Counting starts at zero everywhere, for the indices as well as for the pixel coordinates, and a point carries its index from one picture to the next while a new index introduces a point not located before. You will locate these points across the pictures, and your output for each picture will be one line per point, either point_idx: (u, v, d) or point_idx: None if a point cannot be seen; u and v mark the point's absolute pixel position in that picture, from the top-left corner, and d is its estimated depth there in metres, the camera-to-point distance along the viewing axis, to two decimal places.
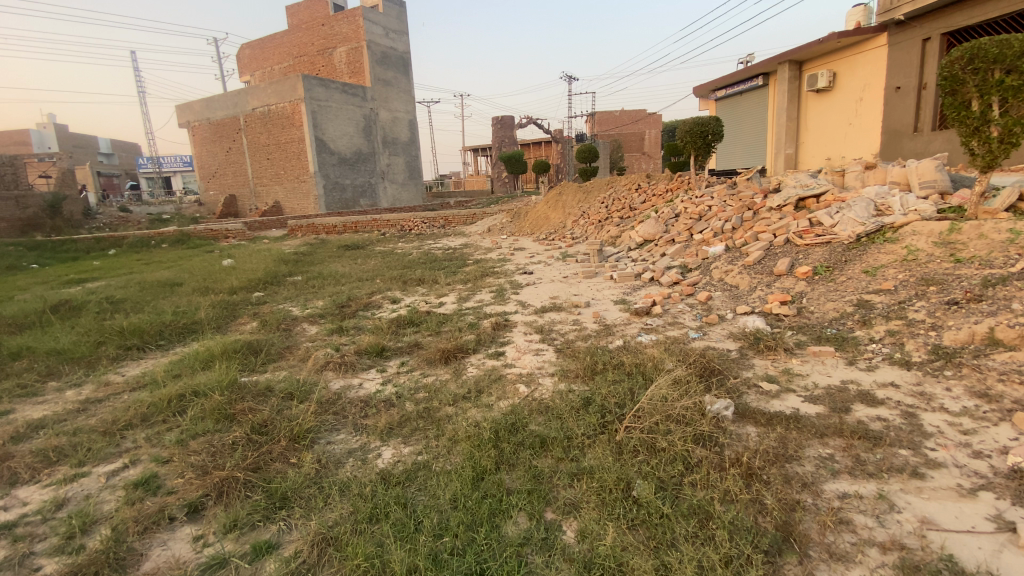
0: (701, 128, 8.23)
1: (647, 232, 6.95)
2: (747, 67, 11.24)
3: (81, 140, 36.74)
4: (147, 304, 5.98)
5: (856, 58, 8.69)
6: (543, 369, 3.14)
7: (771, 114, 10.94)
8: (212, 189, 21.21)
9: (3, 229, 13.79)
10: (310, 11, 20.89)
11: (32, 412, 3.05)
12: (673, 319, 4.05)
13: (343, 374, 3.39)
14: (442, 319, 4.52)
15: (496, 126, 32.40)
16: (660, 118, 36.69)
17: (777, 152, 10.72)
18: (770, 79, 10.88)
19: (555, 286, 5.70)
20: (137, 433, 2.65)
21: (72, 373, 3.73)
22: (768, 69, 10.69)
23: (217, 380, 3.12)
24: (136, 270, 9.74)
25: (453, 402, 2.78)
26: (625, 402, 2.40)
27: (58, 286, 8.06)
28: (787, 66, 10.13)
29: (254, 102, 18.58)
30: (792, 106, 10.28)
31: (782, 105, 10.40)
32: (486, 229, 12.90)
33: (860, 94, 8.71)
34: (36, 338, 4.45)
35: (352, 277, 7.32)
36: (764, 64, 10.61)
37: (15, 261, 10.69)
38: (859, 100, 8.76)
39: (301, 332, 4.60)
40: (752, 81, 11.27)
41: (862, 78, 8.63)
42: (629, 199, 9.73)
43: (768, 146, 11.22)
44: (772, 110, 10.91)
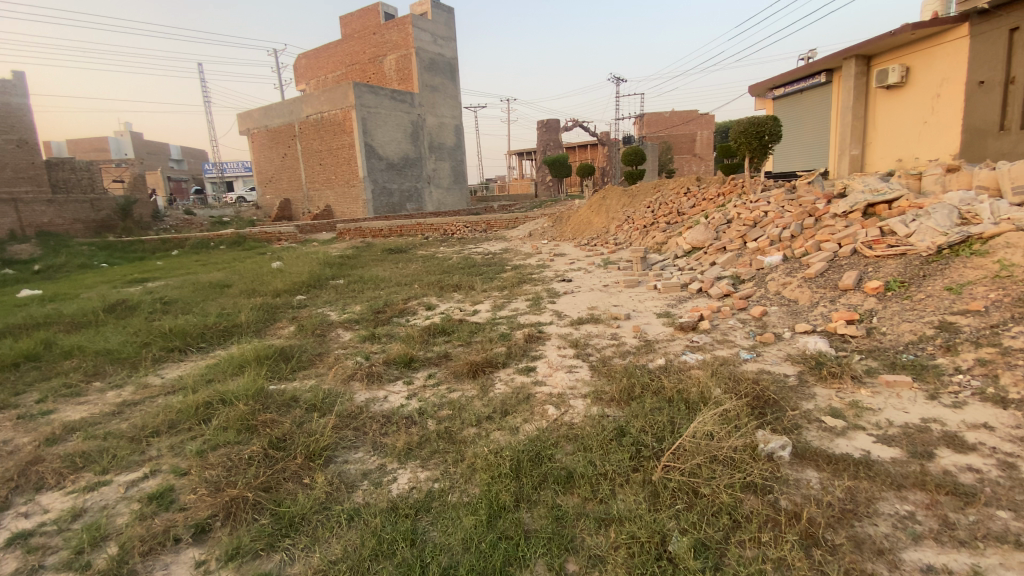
0: (757, 128, 7.73)
1: (696, 239, 6.57)
2: (808, 64, 10.56)
3: (154, 147, 39.54)
4: (195, 305, 6.20)
5: (932, 52, 7.95)
6: (575, 390, 2.92)
7: (835, 114, 10.18)
8: (269, 194, 22.16)
9: (81, 230, 14.95)
10: (362, 20, 21.48)
11: (72, 414, 3.14)
12: (723, 336, 3.72)
13: (370, 385, 3.29)
14: (475, 329, 4.37)
15: (542, 130, 32.22)
16: (712, 119, 35.38)
17: (841, 154, 9.96)
18: (834, 76, 10.14)
19: (594, 295, 5.46)
20: (163, 441, 2.65)
21: (115, 374, 3.85)
22: (832, 65, 9.98)
23: (246, 387, 3.10)
24: (193, 271, 10.22)
25: (477, 423, 2.61)
26: (664, 434, 2.16)
27: (121, 285, 8.56)
28: (853, 62, 9.40)
29: (308, 110, 19.28)
30: (859, 105, 9.51)
31: (847, 103, 9.67)
32: (527, 233, 12.73)
33: (936, 90, 7.95)
34: (89, 337, 4.66)
35: (391, 281, 7.33)
36: (827, 60, 9.89)
37: (86, 261, 11.47)
38: (935, 97, 8.00)
39: (334, 338, 4.57)
40: (814, 78, 10.55)
41: (938, 73, 7.88)
42: (677, 203, 9.30)
43: (831, 147, 10.46)
44: (836, 109, 10.16)
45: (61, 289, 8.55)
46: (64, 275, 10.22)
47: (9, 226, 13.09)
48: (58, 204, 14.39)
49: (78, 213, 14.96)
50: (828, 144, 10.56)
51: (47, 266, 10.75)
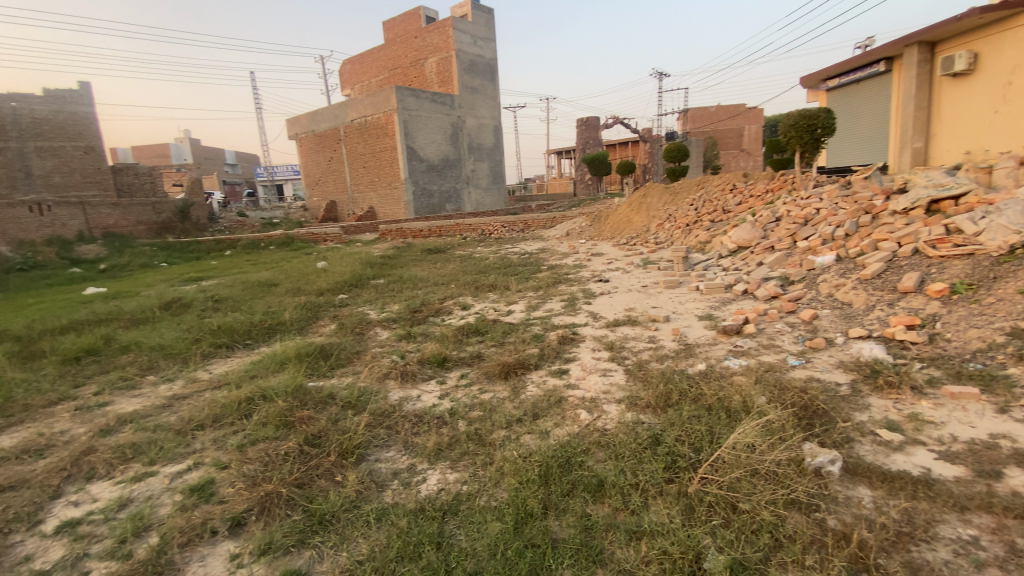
0: (809, 121, 7.34)
1: (742, 238, 6.31)
2: (865, 52, 9.96)
3: (211, 152, 41.77)
4: (244, 303, 6.48)
5: (1003, 36, 7.35)
6: (609, 394, 2.84)
7: (895, 104, 9.55)
8: (315, 196, 22.99)
9: (143, 232, 15.95)
10: (405, 24, 21.89)
11: (126, 406, 3.35)
12: (768, 341, 3.53)
13: (404, 384, 3.32)
14: (509, 330, 4.34)
15: (582, 128, 31.89)
16: (761, 112, 33.98)
17: (901, 147, 9.33)
18: (894, 64, 9.52)
19: (632, 296, 5.33)
20: (207, 434, 2.76)
21: (167, 368, 4.07)
22: (892, 52, 9.38)
23: (286, 384, 3.19)
24: (243, 270, 10.70)
25: (507, 426, 2.58)
26: (702, 445, 2.06)
27: (178, 284, 9.06)
28: (915, 48, 8.79)
29: (353, 114, 19.84)
30: (922, 94, 8.88)
31: (907, 94, 9.06)
32: (565, 232, 12.63)
33: (1009, 76, 7.33)
34: (146, 333, 4.96)
35: (429, 281, 7.41)
36: (887, 47, 9.30)
37: (148, 261, 12.22)
38: (1007, 84, 7.38)
39: (372, 337, 4.65)
40: (872, 67, 9.94)
41: (1010, 58, 7.27)
42: (722, 201, 8.96)
43: (891, 140, 9.82)
44: (897, 99, 9.53)
45: (125, 286, 9.15)
46: (128, 274, 10.93)
47: (78, 228, 14.07)
48: (123, 207, 15.38)
49: (141, 216, 15.95)
50: (887, 136, 9.93)
51: (113, 265, 11.53)
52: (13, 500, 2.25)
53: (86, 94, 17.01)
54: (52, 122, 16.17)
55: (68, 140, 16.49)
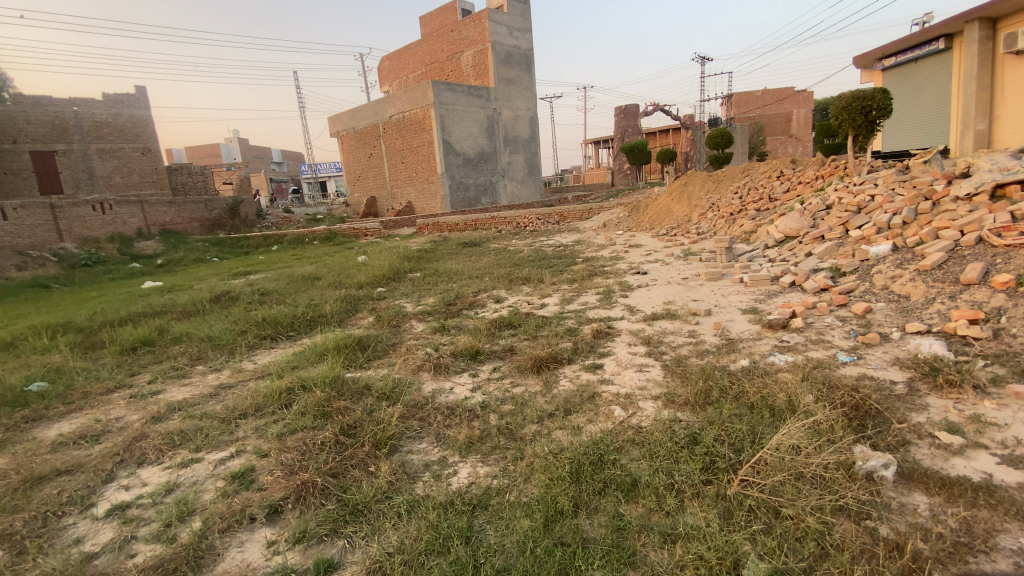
0: (864, 102, 6.88)
1: (790, 228, 6.01)
2: (924, 27, 9.28)
3: (259, 152, 43.49)
4: (288, 296, 6.71)
5: None
6: (645, 391, 2.75)
7: (956, 83, 8.88)
8: (357, 192, 23.56)
9: (197, 228, 16.78)
10: (440, 19, 21.96)
11: (176, 394, 3.54)
12: (817, 336, 3.34)
13: (437, 375, 3.33)
14: (542, 323, 4.30)
15: (620, 117, 31.21)
16: (812, 95, 32.29)
17: (963, 129, 8.66)
18: (955, 41, 8.84)
19: (671, 288, 5.17)
20: (249, 423, 2.87)
21: (215, 358, 4.26)
22: (956, 26, 8.69)
23: (324, 375, 3.26)
24: (288, 264, 11.10)
25: (539, 420, 2.54)
26: (744, 444, 1.96)
27: (228, 278, 9.49)
28: (974, 25, 8.14)
29: (391, 110, 20.15)
30: (985, 72, 8.23)
31: (969, 71, 8.41)
32: (602, 224, 12.42)
33: None
34: (197, 325, 5.21)
35: (465, 274, 7.45)
36: (944, 24, 8.65)
37: (201, 256, 12.86)
38: None
39: (407, 330, 4.70)
40: (930, 45, 9.26)
41: None
42: (768, 189, 8.58)
43: (953, 121, 9.13)
44: (957, 78, 8.85)
45: (179, 280, 9.66)
46: (182, 268, 11.55)
47: (138, 225, 14.95)
48: (178, 206, 16.22)
49: (194, 213, 16.77)
50: (950, 117, 9.22)
51: (169, 260, 12.21)
52: (71, 483, 2.42)
53: (141, 97, 17.98)
54: (111, 125, 17.26)
55: (127, 142, 17.56)
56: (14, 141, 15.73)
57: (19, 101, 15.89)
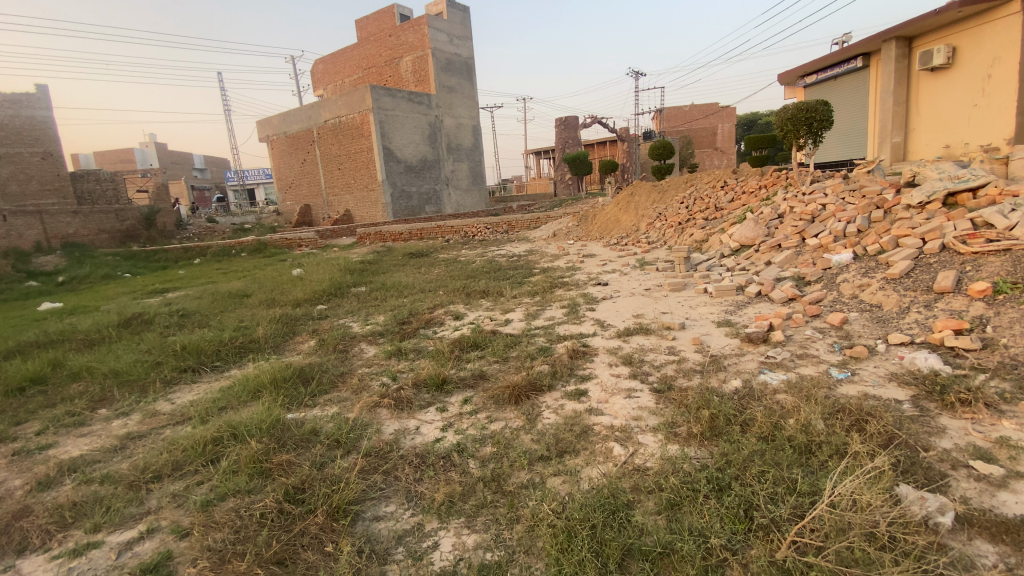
0: (807, 114, 7.14)
1: (745, 236, 6.02)
2: (844, 47, 9.92)
3: (178, 156, 40.30)
4: (213, 318, 5.92)
5: (982, 30, 7.43)
6: (641, 421, 2.46)
7: (874, 99, 9.51)
8: (290, 200, 22.19)
9: (106, 240, 15.03)
10: (378, 23, 21.28)
11: (71, 449, 2.84)
12: (801, 350, 3.22)
13: (398, 414, 2.87)
14: (511, 342, 3.93)
15: (560, 127, 31.60)
16: (734, 111, 34.31)
17: (881, 141, 9.27)
18: (872, 60, 9.51)
19: (637, 300, 4.98)
20: (164, 487, 2.29)
21: (123, 400, 3.55)
22: (872, 48, 9.33)
23: (260, 419, 2.72)
24: (214, 279, 10.05)
25: (528, 465, 2.18)
26: (779, 492, 1.71)
27: (140, 297, 8.41)
28: (893, 43, 8.75)
29: (327, 115, 19.16)
30: (901, 88, 8.85)
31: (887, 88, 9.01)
32: (550, 233, 12.24)
33: (987, 71, 7.43)
34: (101, 356, 4.40)
35: (415, 288, 6.95)
36: (865, 43, 9.25)
37: (110, 272, 11.44)
38: (985, 78, 7.48)
39: (357, 355, 4.17)
40: (849, 63, 9.92)
41: (989, 52, 7.37)
42: (714, 198, 8.74)
43: (871, 134, 9.78)
44: (875, 94, 9.49)
45: (83, 301, 8.48)
46: (87, 286, 10.19)
47: (35, 238, 13.15)
48: (83, 215, 14.46)
49: (103, 224, 15.03)
50: (867, 131, 9.88)
51: (71, 277, 10.77)
52: None
53: (43, 97, 16.02)
54: (6, 127, 15.18)
55: (24, 146, 15.50)
56: None
57: None
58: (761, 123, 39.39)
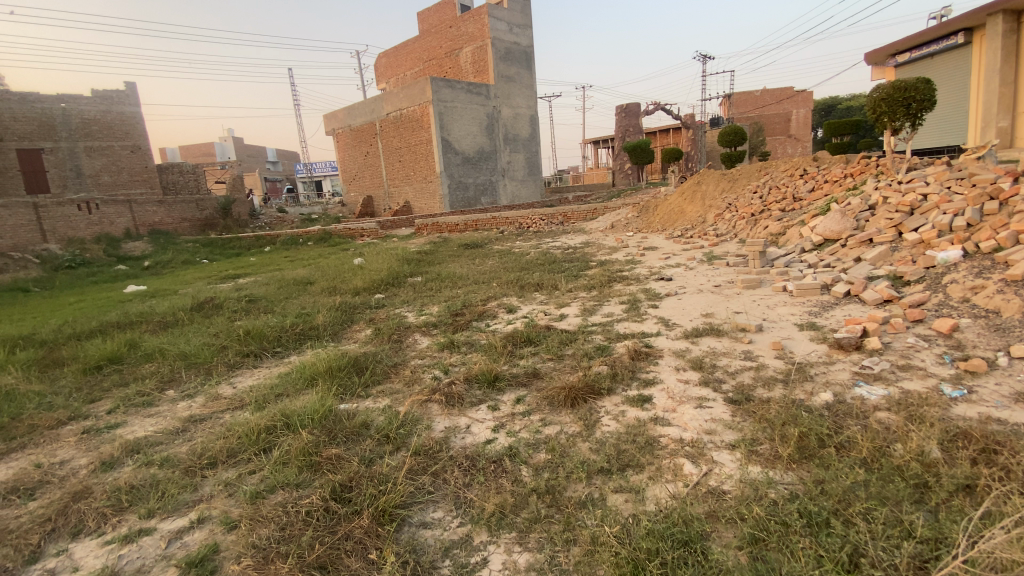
0: (906, 93, 6.36)
1: (830, 229, 5.45)
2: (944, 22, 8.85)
3: (253, 150, 42.82)
4: (277, 304, 6.13)
5: None
6: (715, 435, 2.20)
7: (977, 79, 8.50)
8: (353, 191, 22.95)
9: (187, 228, 16.15)
10: (439, 14, 21.40)
11: (138, 431, 2.96)
12: (903, 360, 2.81)
13: (449, 410, 2.74)
14: (567, 339, 3.73)
15: (621, 115, 30.68)
16: (812, 95, 31.90)
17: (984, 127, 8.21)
18: (975, 35, 8.46)
19: (705, 298, 4.62)
20: (218, 475, 2.30)
21: (188, 382, 3.69)
22: (976, 21, 8.25)
23: (313, 409, 2.69)
24: (281, 266, 10.51)
25: (587, 478, 2.00)
26: (893, 539, 1.44)
27: (215, 282, 8.91)
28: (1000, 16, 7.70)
29: (389, 107, 19.55)
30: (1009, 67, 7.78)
31: (992, 67, 7.96)
32: (609, 225, 11.84)
33: None
34: (173, 339, 4.63)
35: (469, 279, 6.88)
36: (967, 17, 8.21)
37: (189, 257, 12.27)
38: None
39: (411, 346, 4.11)
40: (949, 39, 8.89)
41: None
42: (792, 188, 8.04)
43: (973, 119, 8.68)
44: (978, 74, 8.48)
45: (164, 285, 9.11)
46: (169, 271, 10.96)
47: (126, 225, 14.32)
48: (167, 205, 15.59)
49: (184, 213, 16.16)
50: (968, 115, 8.85)
51: (156, 262, 11.64)
52: None
53: (132, 94, 17.35)
54: (100, 121, 16.64)
55: (116, 140, 16.92)
56: None
57: (3, 97, 15.20)
58: (842, 107, 36.40)
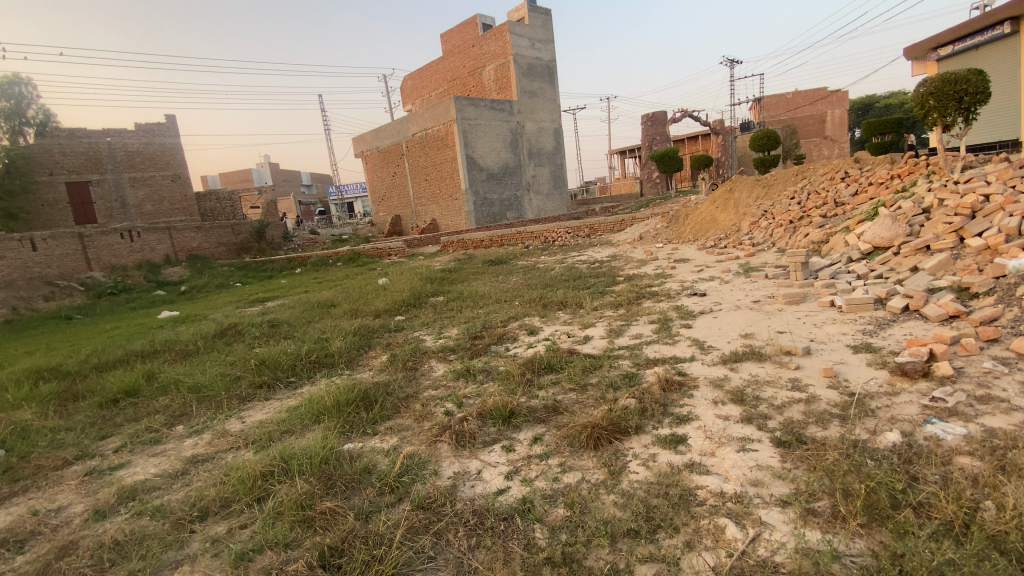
0: (956, 86, 5.86)
1: (879, 236, 4.99)
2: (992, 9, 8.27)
3: (287, 174, 44.34)
4: (298, 329, 6.05)
5: None
6: (762, 489, 1.88)
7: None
8: (382, 211, 23.27)
9: (223, 253, 16.60)
10: (461, 35, 21.68)
11: (140, 473, 2.84)
12: (981, 389, 2.41)
13: (459, 452, 2.50)
14: (590, 366, 3.44)
15: (647, 124, 30.27)
16: (847, 95, 30.74)
17: None
18: (1022, 24, 8.05)
19: (744, 315, 4.25)
20: (207, 530, 2.12)
21: (198, 416, 3.58)
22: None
23: (313, 451, 2.49)
24: (309, 288, 10.59)
25: (610, 543, 1.71)
26: None
27: (243, 306, 8.99)
28: None
29: (414, 128, 19.80)
30: None
31: None
32: (637, 236, 11.47)
33: None
34: (190, 369, 4.57)
35: (492, 298, 6.68)
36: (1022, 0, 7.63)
37: (223, 281, 12.53)
38: None
39: (426, 374, 3.90)
40: (1000, 27, 8.32)
41: None
42: (833, 192, 7.54)
43: None
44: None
45: (196, 310, 9.27)
46: (203, 295, 11.21)
47: (165, 251, 14.80)
48: (205, 231, 16.08)
49: (221, 238, 16.64)
50: (1020, 108, 8.36)
51: (191, 287, 11.95)
52: None
53: (172, 126, 18.14)
54: (143, 153, 17.43)
55: (157, 170, 17.69)
56: (51, 174, 15.94)
57: (54, 134, 16.10)
58: (879, 106, 35.01)
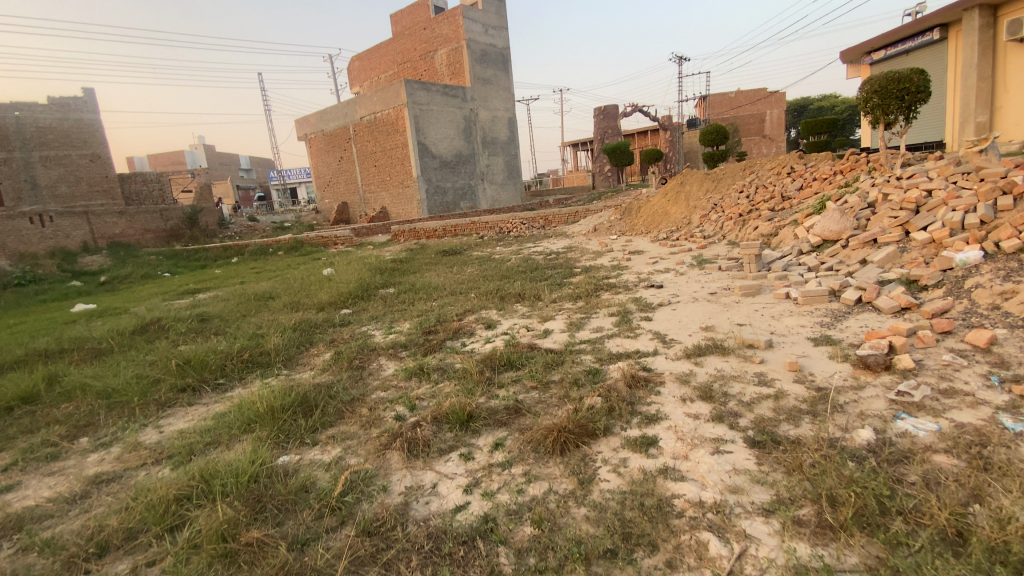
0: (899, 85, 6.07)
1: (829, 229, 5.09)
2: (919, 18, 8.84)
3: (224, 158, 41.60)
4: (231, 324, 5.53)
5: None
6: (743, 496, 1.75)
7: (952, 75, 8.59)
8: (328, 199, 22.21)
9: (151, 240, 15.26)
10: (412, 16, 20.89)
11: (28, 498, 2.40)
12: (942, 381, 2.40)
13: (411, 464, 2.23)
14: (553, 362, 3.25)
15: (599, 117, 30.47)
16: (785, 96, 32.15)
17: (963, 121, 8.41)
18: (950, 32, 8.54)
19: (703, 307, 4.20)
20: (105, 570, 1.77)
21: (107, 427, 3.11)
22: (954, 15, 8.25)
23: (240, 468, 2.16)
24: (247, 279, 9.84)
25: (585, 566, 1.53)
26: None
27: (171, 299, 8.20)
28: (976, 12, 7.84)
29: (362, 111, 18.93)
30: (986, 61, 7.94)
31: (969, 61, 8.08)
32: (591, 227, 11.41)
33: None
34: (102, 370, 4.02)
35: (445, 290, 6.39)
36: (943, 12, 8.26)
37: (150, 271, 11.47)
38: None
39: (374, 373, 3.58)
40: (925, 36, 8.92)
41: None
42: (780, 186, 7.74)
43: (950, 113, 8.80)
44: (953, 70, 8.55)
45: (117, 302, 8.38)
46: (126, 286, 10.19)
47: (82, 238, 13.42)
48: (129, 216, 14.70)
49: (148, 224, 15.26)
50: (943, 112, 8.98)
51: (113, 277, 10.84)
52: None
53: (90, 100, 16.47)
54: (57, 130, 15.71)
55: (74, 148, 16.01)
56: None
57: None
58: (812, 108, 36.97)
